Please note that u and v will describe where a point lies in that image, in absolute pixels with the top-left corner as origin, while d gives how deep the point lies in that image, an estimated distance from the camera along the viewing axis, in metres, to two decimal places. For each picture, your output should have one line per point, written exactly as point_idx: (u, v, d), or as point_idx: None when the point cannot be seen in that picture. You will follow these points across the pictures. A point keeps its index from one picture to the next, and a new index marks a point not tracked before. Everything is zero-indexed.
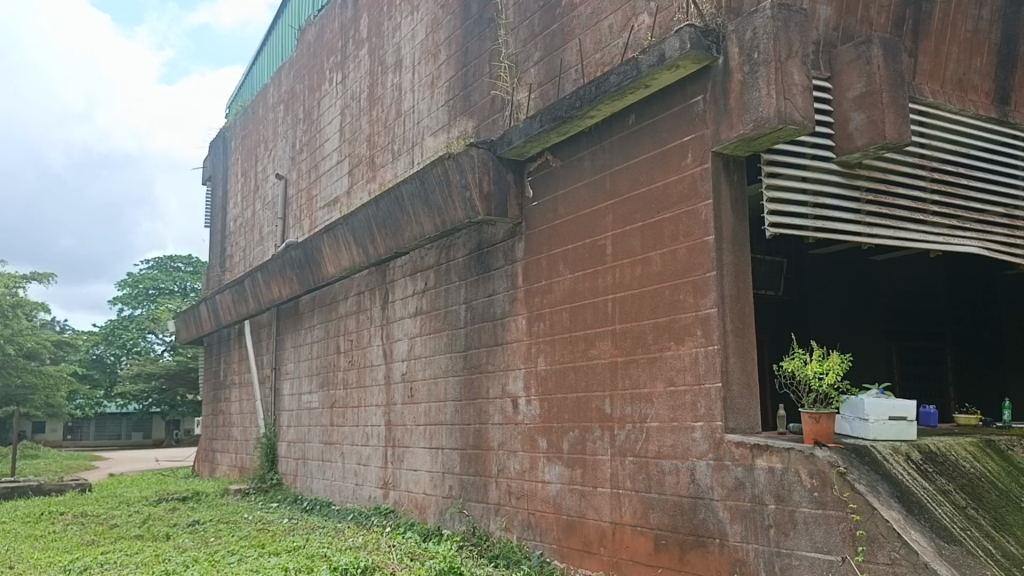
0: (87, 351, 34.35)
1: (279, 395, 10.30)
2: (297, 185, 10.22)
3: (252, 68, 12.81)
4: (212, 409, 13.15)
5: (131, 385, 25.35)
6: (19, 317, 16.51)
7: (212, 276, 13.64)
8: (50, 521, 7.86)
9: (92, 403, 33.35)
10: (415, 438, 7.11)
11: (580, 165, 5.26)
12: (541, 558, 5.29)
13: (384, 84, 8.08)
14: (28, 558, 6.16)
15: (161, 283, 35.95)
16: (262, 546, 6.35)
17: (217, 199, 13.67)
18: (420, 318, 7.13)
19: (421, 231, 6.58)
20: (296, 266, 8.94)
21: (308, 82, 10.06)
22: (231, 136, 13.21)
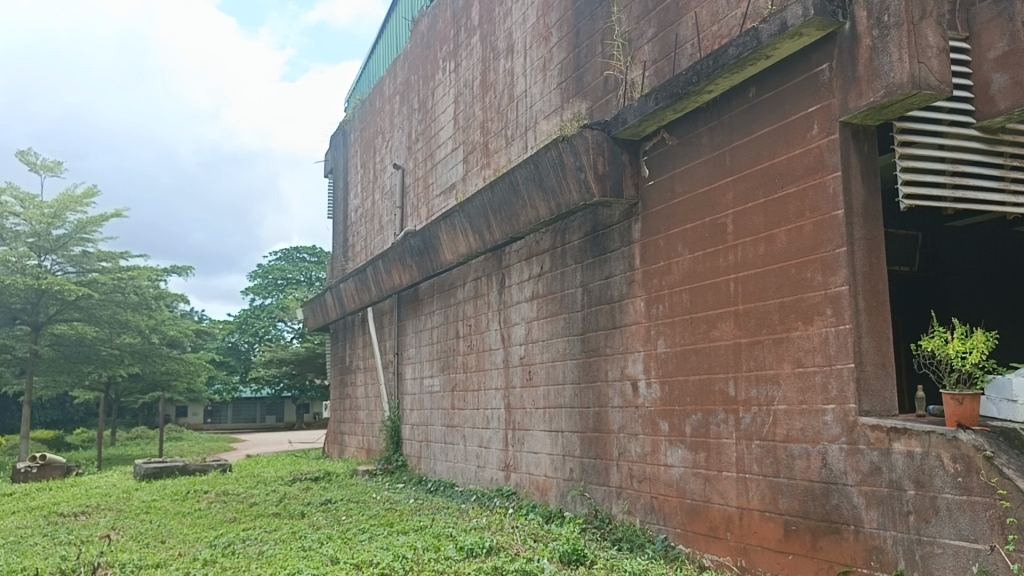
0: (223, 339, 36.33)
1: (402, 379, 10.59)
2: (414, 173, 10.44)
3: (368, 61, 13.12)
4: (340, 393, 13.65)
5: (265, 370, 26.61)
6: (162, 308, 17.58)
7: (336, 266, 14.12)
8: (195, 499, 8.38)
9: (230, 388, 35.25)
10: (534, 421, 7.15)
11: (698, 142, 5.13)
12: (665, 542, 5.24)
13: (497, 70, 8.12)
14: (178, 534, 6.58)
15: (289, 273, 37.56)
16: (390, 525, 6.57)
17: (339, 191, 14.11)
18: (537, 302, 7.15)
19: (536, 215, 6.59)
20: (416, 254, 9.13)
21: (422, 72, 10.23)
22: (350, 129, 13.60)
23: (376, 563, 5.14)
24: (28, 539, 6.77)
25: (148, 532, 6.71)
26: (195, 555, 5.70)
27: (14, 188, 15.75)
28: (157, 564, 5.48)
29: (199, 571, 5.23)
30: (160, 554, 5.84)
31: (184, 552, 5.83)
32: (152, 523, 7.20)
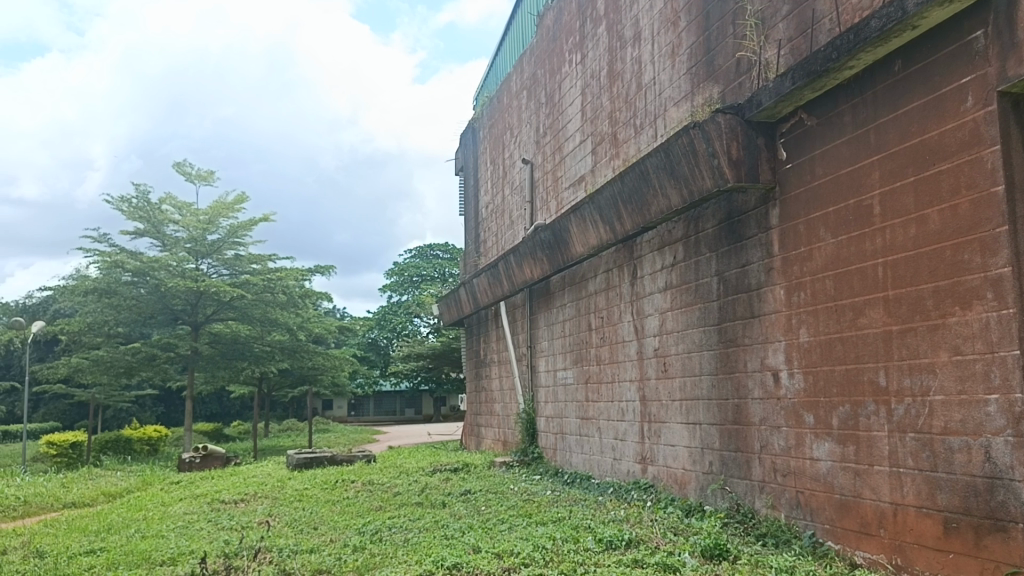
0: (364, 335, 37.84)
1: (535, 371, 10.69)
2: (543, 167, 10.50)
3: (495, 58, 13.27)
4: (475, 386, 13.92)
5: (404, 364, 27.55)
6: (308, 306, 18.49)
7: (469, 262, 14.40)
8: (344, 488, 8.78)
9: (371, 382, 36.69)
10: (671, 413, 7.06)
11: (840, 121, 4.90)
12: (813, 539, 5.06)
13: (624, 59, 8.04)
14: (330, 520, 6.92)
15: (423, 270, 38.64)
16: (529, 516, 6.66)
17: (470, 187, 14.38)
18: (671, 292, 7.04)
19: (668, 203, 6.49)
20: (546, 247, 9.18)
21: (549, 66, 10.26)
22: (479, 126, 13.82)
23: (517, 552, 5.23)
24: (195, 524, 7.29)
25: (302, 519, 7.09)
26: (346, 541, 5.98)
27: (173, 198, 16.93)
28: (311, 549, 5.78)
29: (350, 557, 5.48)
30: (313, 539, 6.16)
31: (335, 538, 6.13)
32: (306, 510, 7.60)
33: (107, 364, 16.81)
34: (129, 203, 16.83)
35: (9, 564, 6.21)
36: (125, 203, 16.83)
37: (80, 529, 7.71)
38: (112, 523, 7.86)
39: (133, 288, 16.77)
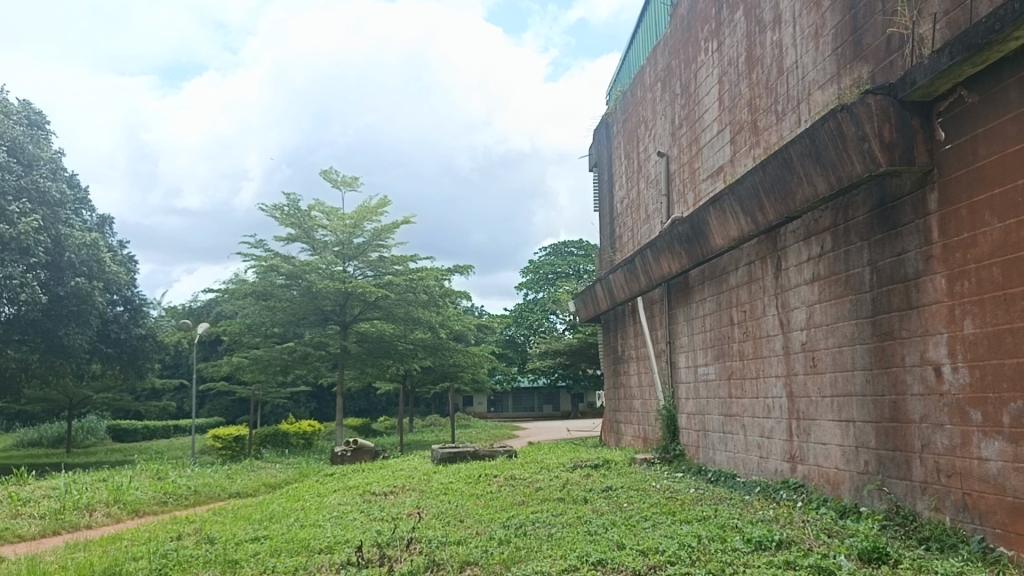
0: (502, 333, 38.39)
1: (675, 368, 10.52)
2: (679, 159, 10.32)
3: (628, 52, 13.16)
4: (614, 382, 13.84)
5: (541, 361, 27.74)
6: (448, 305, 18.91)
7: (605, 258, 14.32)
8: (487, 482, 8.95)
9: (509, 379, 37.20)
10: (822, 410, 6.77)
11: (1004, 97, 4.56)
12: (982, 544, 4.73)
13: (764, 43, 7.78)
14: (476, 513, 7.07)
15: (558, 267, 38.81)
16: (673, 514, 6.56)
17: (604, 183, 14.30)
18: (819, 284, 6.76)
19: (814, 191, 6.23)
20: (685, 241, 9.02)
21: (684, 56, 10.07)
22: (612, 121, 13.74)
23: (662, 551, 5.16)
24: (349, 514, 7.63)
25: (449, 511, 7.27)
26: (491, 534, 6.09)
27: (321, 204, 17.76)
28: (458, 541, 5.92)
29: (495, 550, 5.58)
30: (460, 531, 6.30)
31: (481, 531, 6.26)
32: (451, 502, 7.81)
33: (265, 363, 17.90)
34: (282, 210, 17.80)
35: (184, 549, 6.70)
36: (278, 210, 17.81)
37: (245, 518, 8.23)
38: (273, 512, 8.35)
39: (287, 291, 17.72)
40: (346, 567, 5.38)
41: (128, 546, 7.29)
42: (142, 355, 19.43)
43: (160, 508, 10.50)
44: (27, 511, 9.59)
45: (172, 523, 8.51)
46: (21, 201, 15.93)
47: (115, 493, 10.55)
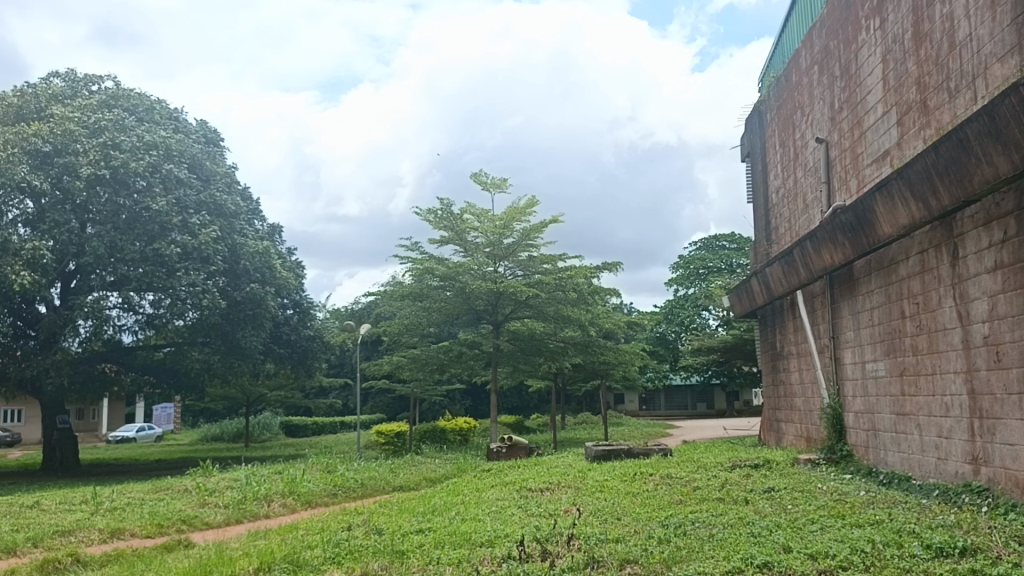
0: (652, 330, 37.89)
1: (840, 364, 10.03)
2: (840, 145, 9.84)
3: (782, 35, 12.66)
4: (773, 380, 13.37)
5: (695, 358, 27.16)
6: (598, 302, 18.84)
7: (760, 250, 13.85)
8: (643, 480, 8.87)
9: (661, 376, 36.68)
10: (1008, 409, 6.26)
11: None
12: None
13: (932, 17, 7.29)
14: (632, 512, 7.01)
15: (709, 261, 37.86)
16: (842, 517, 6.24)
17: (758, 173, 13.84)
18: (1002, 273, 6.26)
19: (995, 173, 5.78)
20: (848, 230, 8.58)
21: (843, 36, 9.58)
22: (766, 109, 13.27)
23: (832, 555, 4.94)
24: (507, 509, 7.77)
25: (606, 509, 7.25)
26: (650, 533, 6.02)
27: (472, 207, 18.13)
28: (617, 539, 5.89)
29: (656, 549, 5.52)
30: (618, 530, 6.28)
31: (640, 529, 6.20)
32: (608, 500, 7.79)
33: (423, 362, 18.60)
34: (436, 213, 18.36)
35: (355, 539, 7.04)
36: (432, 213, 18.38)
37: (410, 510, 8.55)
38: (435, 506, 8.62)
39: (442, 291, 18.24)
40: (508, 561, 5.48)
41: (304, 535, 7.75)
42: (311, 355, 20.57)
43: (331, 499, 11.11)
44: (213, 500, 10.39)
45: (343, 514, 8.97)
46: (201, 214, 17.28)
47: (291, 484, 11.23)
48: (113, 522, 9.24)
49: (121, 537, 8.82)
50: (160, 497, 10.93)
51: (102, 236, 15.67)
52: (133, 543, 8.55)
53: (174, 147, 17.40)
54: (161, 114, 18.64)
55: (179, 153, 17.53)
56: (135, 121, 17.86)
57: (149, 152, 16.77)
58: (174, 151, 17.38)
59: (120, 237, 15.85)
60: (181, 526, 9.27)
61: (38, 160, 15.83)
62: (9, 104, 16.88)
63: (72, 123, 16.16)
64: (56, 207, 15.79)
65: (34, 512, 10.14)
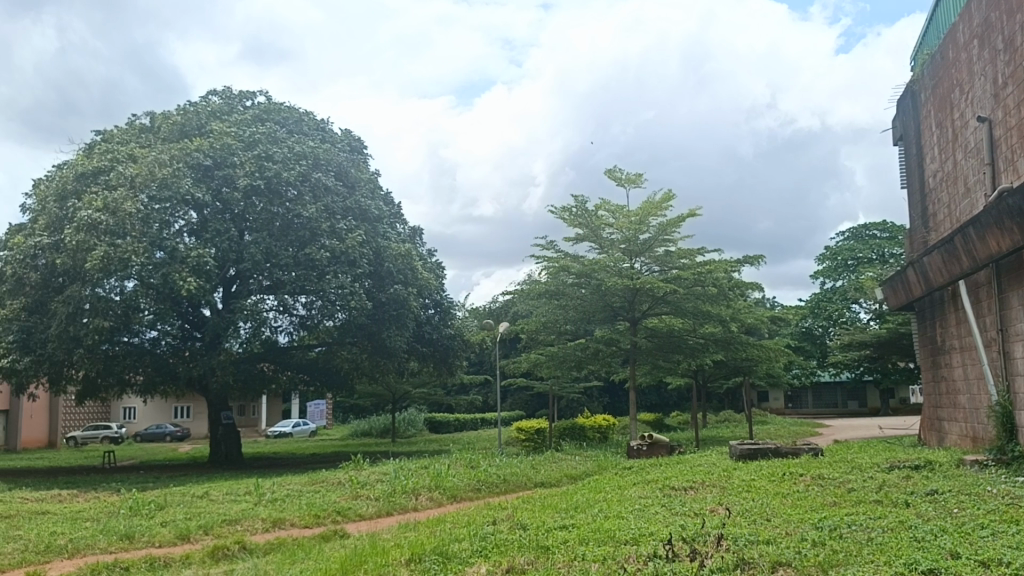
0: (798, 324, 36.47)
1: (1010, 359, 9.32)
2: (1005, 124, 9.15)
3: (937, 8, 11.87)
4: (933, 376, 12.58)
5: (844, 354, 25.93)
6: (739, 297, 18.32)
7: (916, 239, 13.05)
8: (793, 481, 8.55)
9: (808, 373, 35.28)
10: None
11: None
12: None
13: None
14: (782, 513, 6.77)
15: (859, 252, 36.08)
16: (1016, 523, 5.80)
17: (913, 157, 13.05)
18: None
19: None
20: (1018, 215, 7.96)
21: (1006, 5, 8.90)
22: (920, 88, 12.49)
23: (1007, 563, 4.60)
24: (651, 508, 7.69)
25: (755, 510, 7.04)
26: (803, 535, 5.81)
27: (607, 203, 18.03)
28: (767, 540, 5.73)
29: (810, 552, 5.32)
30: (769, 531, 6.08)
31: (791, 531, 5.98)
32: (756, 500, 7.56)
33: (561, 359, 18.81)
34: (571, 211, 18.38)
35: (501, 533, 7.16)
36: (566, 212, 18.42)
37: (552, 506, 8.59)
38: (577, 503, 8.63)
39: (578, 289, 18.28)
40: (654, 560, 5.43)
41: (451, 528, 7.96)
42: (452, 353, 21.09)
43: (475, 494, 11.36)
44: (365, 493, 10.83)
45: (488, 509, 9.14)
46: (348, 219, 18.04)
47: (436, 479, 11.54)
48: (273, 513, 9.79)
49: (282, 527, 9.34)
50: (316, 489, 11.51)
51: (259, 243, 16.69)
52: (294, 532, 9.03)
53: (322, 156, 18.29)
54: (309, 124, 19.60)
55: (326, 161, 18.38)
56: (286, 133, 18.90)
57: (299, 162, 17.72)
58: (321, 159, 18.26)
59: (274, 244, 16.83)
60: (336, 517, 9.73)
61: (200, 173, 16.94)
62: (174, 122, 18.23)
63: (230, 137, 17.29)
64: (217, 217, 16.93)
65: (204, 501, 10.90)
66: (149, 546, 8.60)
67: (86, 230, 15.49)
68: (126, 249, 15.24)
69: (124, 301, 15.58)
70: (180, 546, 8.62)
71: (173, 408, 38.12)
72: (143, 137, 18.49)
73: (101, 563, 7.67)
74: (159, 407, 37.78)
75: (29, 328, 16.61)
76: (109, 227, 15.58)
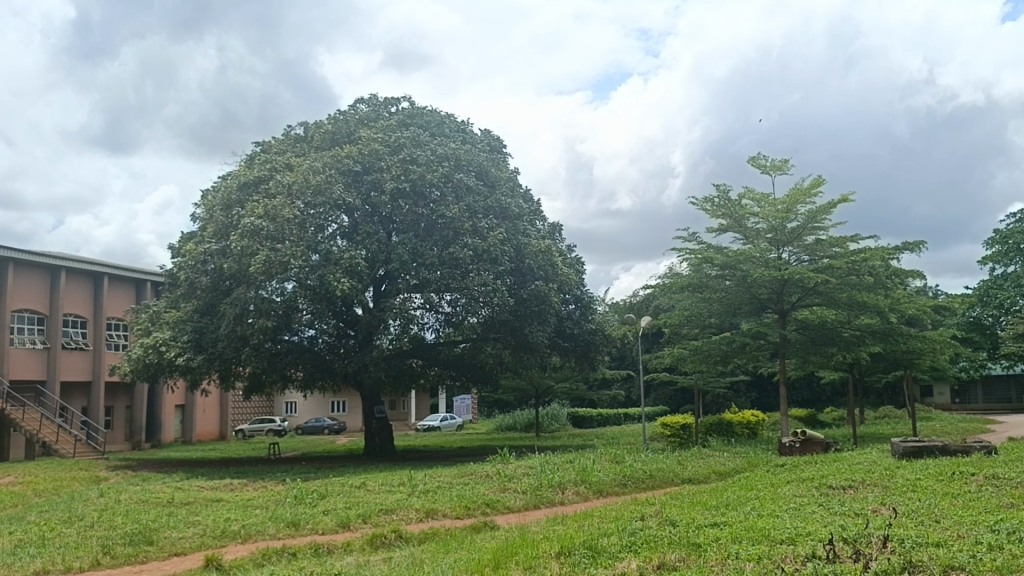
0: (964, 314, 34.15)
1: None
2: None
3: None
4: None
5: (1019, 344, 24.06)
6: (898, 285, 17.32)
7: None
8: (963, 480, 8.03)
9: (978, 365, 32.99)
10: None
11: None
12: None
13: None
14: (952, 515, 6.37)
15: None
16: None
17: None
18: None
19: None
20: None
21: None
22: None
23: None
24: (807, 506, 7.43)
25: (921, 510, 6.65)
26: (977, 538, 5.45)
27: (751, 191, 17.48)
28: (937, 543, 5.40)
29: (986, 556, 4.99)
30: (938, 533, 5.74)
31: (963, 534, 5.62)
32: (922, 501, 7.15)
33: (706, 353, 18.44)
34: (712, 201, 17.96)
35: (650, 529, 7.12)
36: (708, 202, 18.01)
37: (702, 503, 8.45)
38: (728, 500, 8.44)
39: (722, 281, 17.87)
40: (812, 561, 5.26)
41: (600, 522, 7.98)
42: (594, 348, 21.11)
43: (622, 489, 11.35)
44: (512, 486, 11.03)
45: (636, 504, 9.09)
46: (489, 217, 18.38)
47: (582, 473, 11.60)
48: (426, 503, 10.15)
49: (435, 517, 9.67)
50: (465, 481, 11.85)
51: (405, 244, 17.31)
52: (446, 523, 9.32)
53: (463, 157, 18.74)
54: (450, 127, 20.10)
55: (467, 162, 18.82)
56: (429, 136, 19.48)
57: (442, 164, 18.23)
58: (463, 160, 18.70)
59: (420, 244, 17.40)
60: (486, 509, 9.97)
61: (350, 178, 17.78)
62: (325, 130, 19.20)
63: (377, 143, 18.06)
64: (367, 220, 17.70)
65: (362, 491, 11.43)
66: (314, 533, 9.11)
67: (250, 236, 16.67)
68: (285, 252, 16.23)
69: (284, 301, 16.60)
70: (341, 533, 9.09)
71: (330, 402, 40.16)
72: (298, 147, 19.57)
73: (271, 548, 8.20)
74: (317, 402, 39.95)
75: (201, 328, 17.96)
76: (270, 232, 16.66)
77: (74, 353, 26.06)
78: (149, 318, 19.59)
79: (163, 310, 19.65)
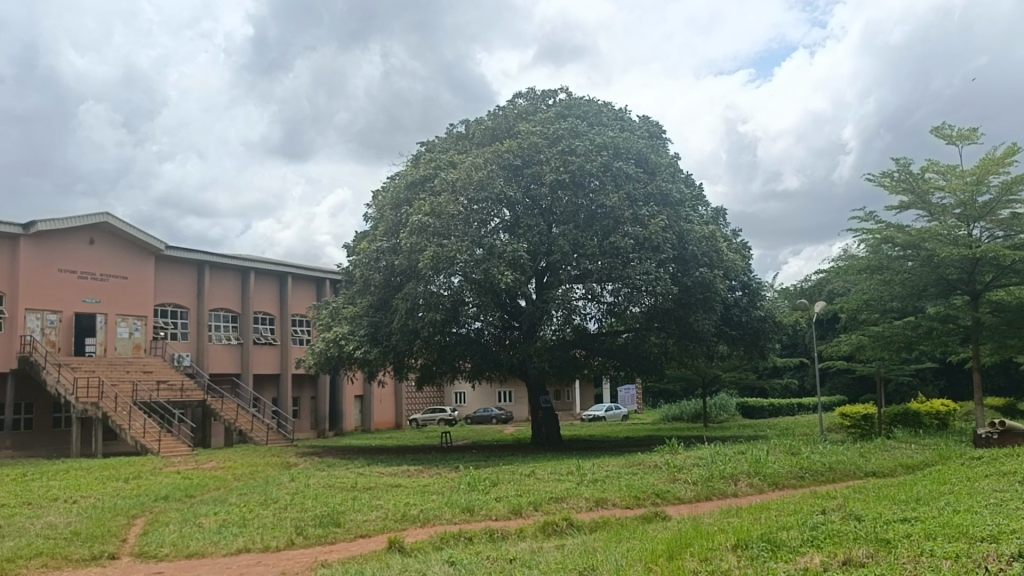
0: None
1: None
2: None
3: None
4: None
5: None
6: None
7: None
8: None
9: None
10: None
11: None
12: None
13: None
14: None
15: None
16: None
17: None
18: None
19: None
20: None
21: None
22: None
23: None
24: (1012, 502, 6.82)
25: None
26: None
27: (935, 163, 16.27)
28: None
29: None
30: None
31: None
32: None
33: (888, 339, 17.37)
34: (891, 177, 16.86)
35: (832, 523, 6.81)
36: (887, 178, 16.93)
37: (889, 498, 7.97)
38: (919, 495, 7.91)
39: (905, 261, 16.76)
40: (1021, 561, 4.84)
41: (777, 515, 7.71)
42: (764, 335, 20.38)
43: (799, 482, 10.91)
44: (683, 477, 10.85)
45: (816, 498, 8.70)
46: (650, 205, 18.09)
47: (755, 465, 11.24)
48: (596, 492, 10.18)
49: (605, 506, 9.68)
50: (634, 471, 11.78)
51: (566, 235, 17.39)
52: (615, 512, 9.32)
53: (622, 144, 18.57)
54: (609, 116, 19.99)
55: (626, 150, 18.64)
56: (587, 125, 19.46)
57: (601, 153, 18.14)
58: (621, 148, 18.53)
59: (581, 234, 17.44)
60: (656, 500, 9.88)
61: (511, 173, 18.12)
62: (486, 127, 19.63)
63: (536, 136, 18.28)
64: (528, 213, 17.92)
65: (532, 480, 11.64)
66: (487, 519, 9.37)
67: (419, 233, 17.47)
68: (451, 248, 16.78)
69: (453, 296, 17.12)
70: (513, 520, 9.30)
71: (497, 393, 41.07)
72: (460, 144, 20.15)
73: (448, 532, 8.51)
74: (485, 393, 40.97)
75: (376, 323, 18.87)
76: (437, 229, 17.32)
77: (264, 348, 28.11)
78: (330, 314, 20.80)
79: (341, 306, 20.78)
